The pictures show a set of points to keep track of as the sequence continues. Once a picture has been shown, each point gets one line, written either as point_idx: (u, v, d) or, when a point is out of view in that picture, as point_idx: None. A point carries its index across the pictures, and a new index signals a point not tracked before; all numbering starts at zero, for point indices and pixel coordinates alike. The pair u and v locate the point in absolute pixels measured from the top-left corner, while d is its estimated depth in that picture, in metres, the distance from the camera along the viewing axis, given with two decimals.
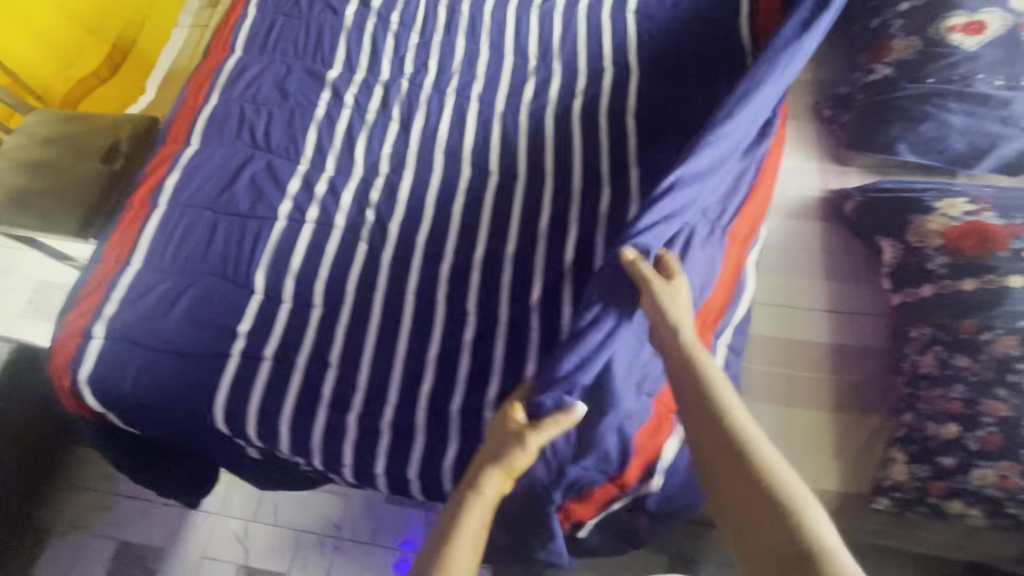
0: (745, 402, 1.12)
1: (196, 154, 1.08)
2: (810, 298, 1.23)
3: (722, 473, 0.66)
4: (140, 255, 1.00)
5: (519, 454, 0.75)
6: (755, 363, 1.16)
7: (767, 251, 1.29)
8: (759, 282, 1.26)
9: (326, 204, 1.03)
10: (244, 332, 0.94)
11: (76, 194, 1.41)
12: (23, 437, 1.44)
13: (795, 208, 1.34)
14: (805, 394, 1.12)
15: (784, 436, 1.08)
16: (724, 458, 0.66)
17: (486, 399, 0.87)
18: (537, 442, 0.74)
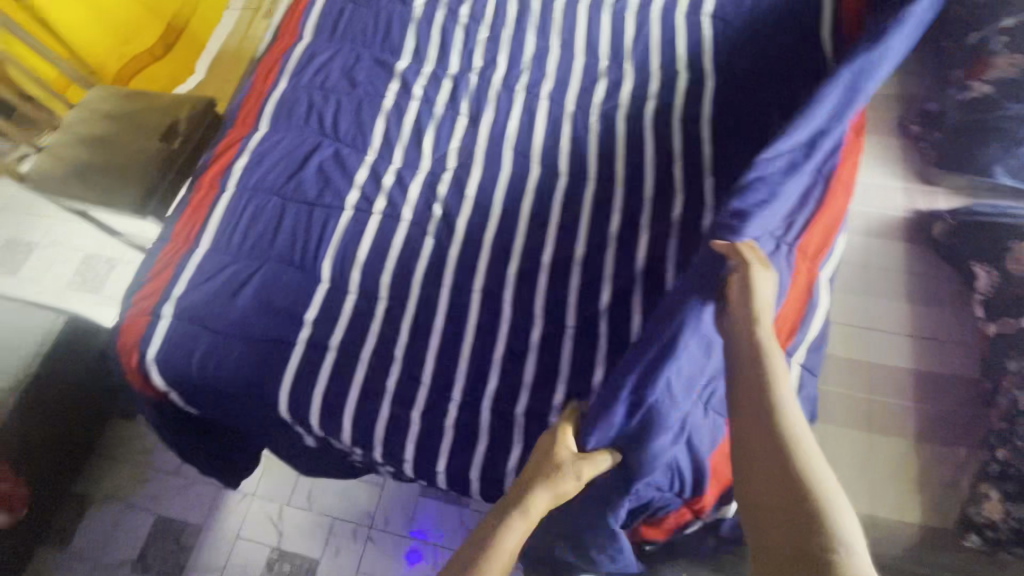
0: (826, 422, 1.23)
1: (265, 139, 1.08)
2: (893, 322, 1.34)
3: (760, 463, 0.67)
4: (208, 236, 1.00)
5: (567, 479, 0.74)
6: (835, 379, 1.28)
7: (849, 267, 1.43)
8: (841, 300, 1.38)
9: (394, 197, 1.03)
10: (311, 321, 0.94)
11: (138, 172, 1.45)
12: (72, 405, 1.47)
13: (877, 224, 1.47)
14: (887, 420, 1.22)
15: (867, 463, 1.17)
16: (769, 449, 0.67)
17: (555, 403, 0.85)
18: (587, 473, 0.74)
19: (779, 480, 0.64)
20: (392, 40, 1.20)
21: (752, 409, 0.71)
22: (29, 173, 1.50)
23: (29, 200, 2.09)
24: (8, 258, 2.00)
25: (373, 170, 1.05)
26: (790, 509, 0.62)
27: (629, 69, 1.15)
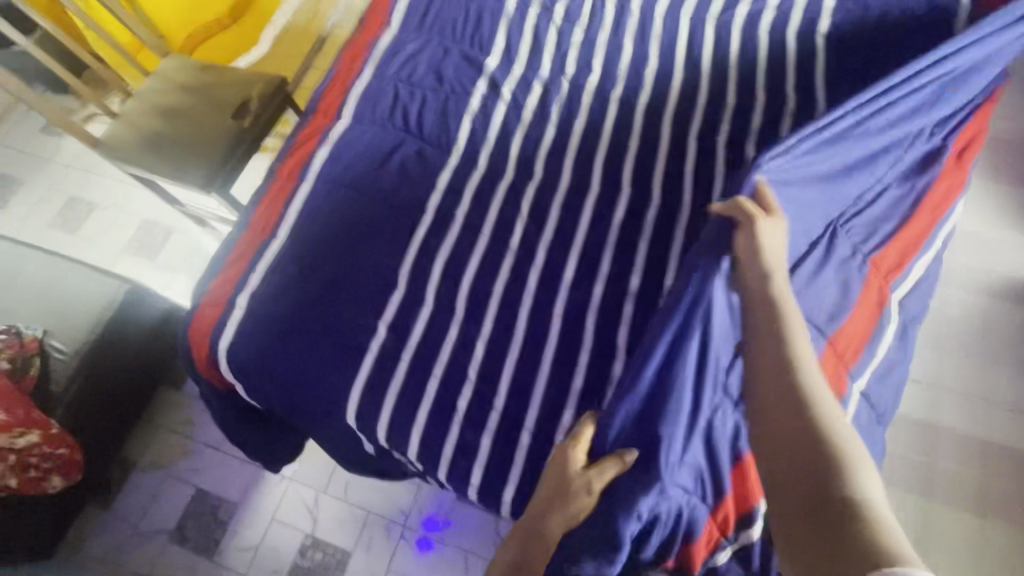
0: (947, 496, 1.31)
1: (347, 131, 1.06)
2: (1013, 395, 1.40)
3: (779, 428, 0.66)
4: (286, 228, 0.99)
5: (581, 497, 0.76)
6: (959, 453, 1.35)
7: (967, 333, 1.47)
8: (956, 369, 1.43)
9: (477, 204, 0.99)
10: (384, 328, 0.91)
11: (207, 149, 1.44)
12: (127, 374, 1.48)
13: (1000, 287, 1.51)
14: (1006, 498, 1.30)
15: (980, 544, 1.26)
16: (786, 412, 0.66)
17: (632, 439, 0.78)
18: (599, 489, 0.75)
19: (798, 444, 0.63)
20: (481, 36, 1.15)
21: (770, 376, 0.70)
22: (103, 140, 1.50)
23: (94, 160, 2.12)
24: (71, 216, 2.04)
25: (456, 175, 1.02)
26: (810, 472, 0.61)
27: (731, 86, 1.08)
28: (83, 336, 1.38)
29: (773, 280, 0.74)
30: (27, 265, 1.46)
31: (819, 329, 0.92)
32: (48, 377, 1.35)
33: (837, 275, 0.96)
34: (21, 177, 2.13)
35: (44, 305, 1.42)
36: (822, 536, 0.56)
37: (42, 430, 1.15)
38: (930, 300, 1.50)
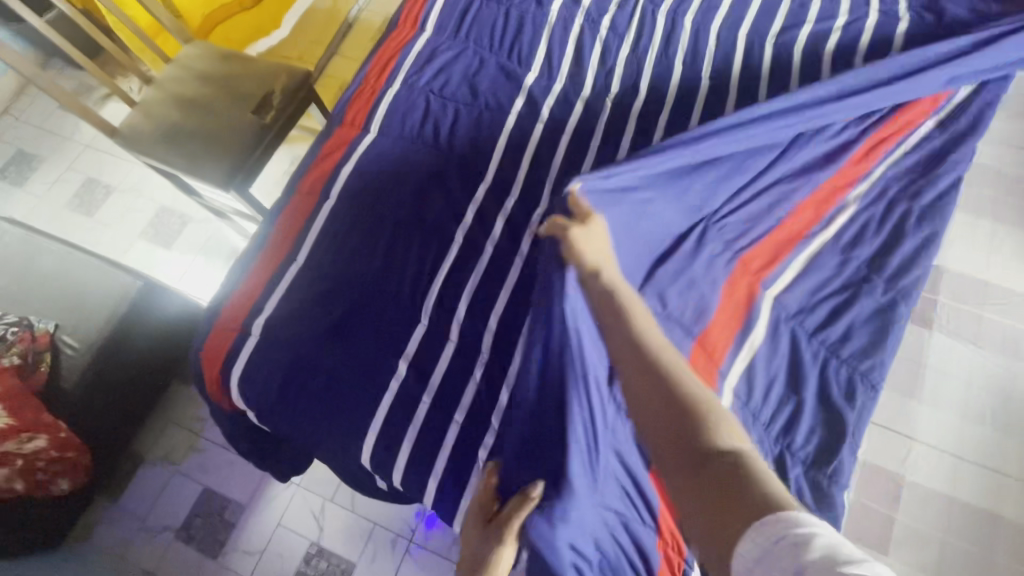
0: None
1: (374, 146, 1.00)
2: None
3: (650, 402, 0.63)
4: (307, 249, 0.94)
5: (497, 551, 0.73)
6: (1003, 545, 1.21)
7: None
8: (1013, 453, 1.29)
9: (508, 230, 0.94)
10: (406, 362, 0.86)
11: (228, 145, 1.39)
12: (140, 370, 1.46)
13: None
14: None
15: None
16: (648, 387, 0.63)
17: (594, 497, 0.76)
18: (512, 537, 0.72)
19: (670, 415, 0.60)
20: (520, 48, 1.10)
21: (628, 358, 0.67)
22: (122, 128, 1.45)
23: (112, 142, 2.08)
24: (88, 198, 2.00)
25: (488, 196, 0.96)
26: (684, 442, 0.58)
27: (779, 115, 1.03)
28: (96, 332, 1.35)
29: (603, 274, 0.75)
30: (43, 254, 1.42)
31: (684, 329, 1.00)
32: (59, 374, 1.32)
33: (702, 279, 1.04)
34: (40, 155, 2.10)
35: (58, 298, 1.38)
36: (719, 502, 0.52)
37: (48, 436, 1.13)
38: (987, 370, 1.37)
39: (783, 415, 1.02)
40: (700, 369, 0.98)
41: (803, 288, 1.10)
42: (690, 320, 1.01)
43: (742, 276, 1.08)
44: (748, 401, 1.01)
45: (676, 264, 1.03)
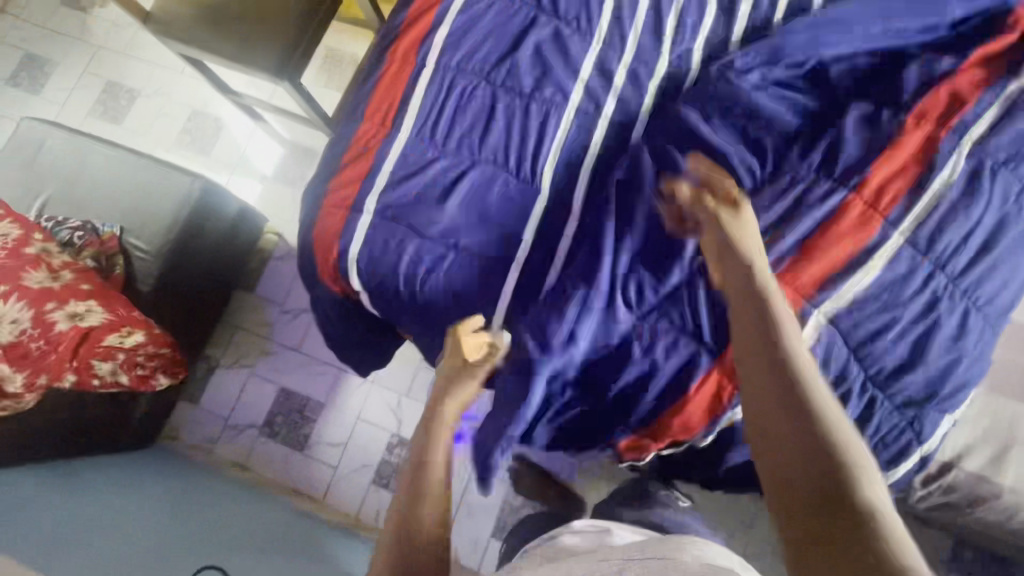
0: None
1: (468, 4, 0.89)
2: None
3: (766, 405, 0.59)
4: (409, 125, 0.85)
5: (468, 380, 0.76)
6: None
7: None
8: None
9: (625, 97, 0.86)
10: (529, 239, 0.83)
11: (275, 30, 1.28)
12: (207, 275, 1.44)
13: None
14: None
15: None
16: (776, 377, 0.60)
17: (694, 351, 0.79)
18: (483, 368, 0.76)
19: (790, 428, 0.56)
20: None
21: (756, 337, 0.64)
22: (155, 14, 1.32)
23: (128, 41, 1.92)
24: (114, 105, 1.89)
25: (601, 58, 0.87)
26: (798, 459, 0.55)
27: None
28: (163, 235, 1.31)
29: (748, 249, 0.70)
30: (98, 158, 1.36)
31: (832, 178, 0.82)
32: (133, 276, 1.29)
33: (852, 132, 0.83)
34: (52, 60, 1.94)
35: (118, 203, 1.33)
36: (814, 531, 0.50)
37: (146, 332, 1.11)
38: None
39: (964, 272, 0.80)
40: (854, 222, 0.80)
41: (1015, 128, 0.82)
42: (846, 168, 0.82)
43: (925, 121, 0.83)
44: (923, 254, 0.80)
45: (857, 116, 0.84)
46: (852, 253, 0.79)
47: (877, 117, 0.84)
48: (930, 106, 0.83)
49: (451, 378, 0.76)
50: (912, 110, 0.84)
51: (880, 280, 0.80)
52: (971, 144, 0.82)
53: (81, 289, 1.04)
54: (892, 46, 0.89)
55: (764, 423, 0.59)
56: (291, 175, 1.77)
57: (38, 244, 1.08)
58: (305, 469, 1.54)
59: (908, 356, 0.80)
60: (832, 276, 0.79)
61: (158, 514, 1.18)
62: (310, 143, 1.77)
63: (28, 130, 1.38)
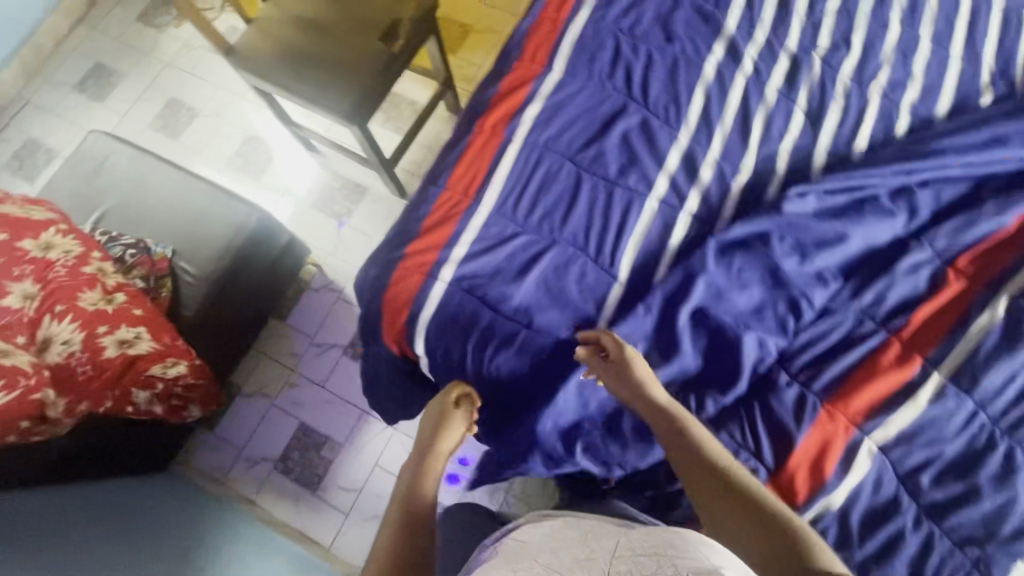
0: None
1: (561, 87, 0.91)
2: None
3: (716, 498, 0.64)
4: (491, 198, 0.85)
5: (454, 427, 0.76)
6: None
7: None
8: None
9: (710, 192, 0.86)
10: (603, 326, 0.80)
11: (351, 75, 1.31)
12: (248, 302, 1.43)
13: None
14: None
15: None
16: (705, 470, 0.66)
17: (756, 463, 0.75)
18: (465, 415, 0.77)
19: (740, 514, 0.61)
20: None
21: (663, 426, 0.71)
22: (237, 47, 1.36)
23: (196, 62, 1.98)
24: (172, 120, 1.92)
25: (688, 152, 0.88)
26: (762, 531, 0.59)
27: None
28: (213, 261, 1.32)
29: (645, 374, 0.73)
30: (160, 177, 1.37)
31: (875, 316, 0.81)
32: (179, 296, 1.28)
33: (903, 272, 0.81)
34: (119, 71, 2.00)
35: (172, 223, 1.33)
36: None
37: (189, 361, 1.08)
38: None
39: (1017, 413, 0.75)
40: (896, 356, 0.78)
41: None
42: (891, 303, 0.81)
43: (963, 278, 0.81)
44: (970, 392, 0.76)
45: (922, 250, 0.82)
46: (894, 393, 0.76)
47: (923, 265, 0.82)
48: (974, 261, 0.82)
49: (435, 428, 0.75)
50: (952, 263, 0.82)
51: (929, 415, 0.75)
52: (1011, 295, 0.79)
53: (133, 314, 1.02)
54: (986, 172, 0.85)
55: (708, 513, 0.64)
56: (336, 208, 1.77)
57: (95, 262, 1.05)
58: (315, 511, 1.49)
59: (963, 494, 0.73)
60: (877, 407, 0.76)
61: (151, 552, 1.05)
62: (360, 180, 1.79)
63: (95, 143, 1.40)
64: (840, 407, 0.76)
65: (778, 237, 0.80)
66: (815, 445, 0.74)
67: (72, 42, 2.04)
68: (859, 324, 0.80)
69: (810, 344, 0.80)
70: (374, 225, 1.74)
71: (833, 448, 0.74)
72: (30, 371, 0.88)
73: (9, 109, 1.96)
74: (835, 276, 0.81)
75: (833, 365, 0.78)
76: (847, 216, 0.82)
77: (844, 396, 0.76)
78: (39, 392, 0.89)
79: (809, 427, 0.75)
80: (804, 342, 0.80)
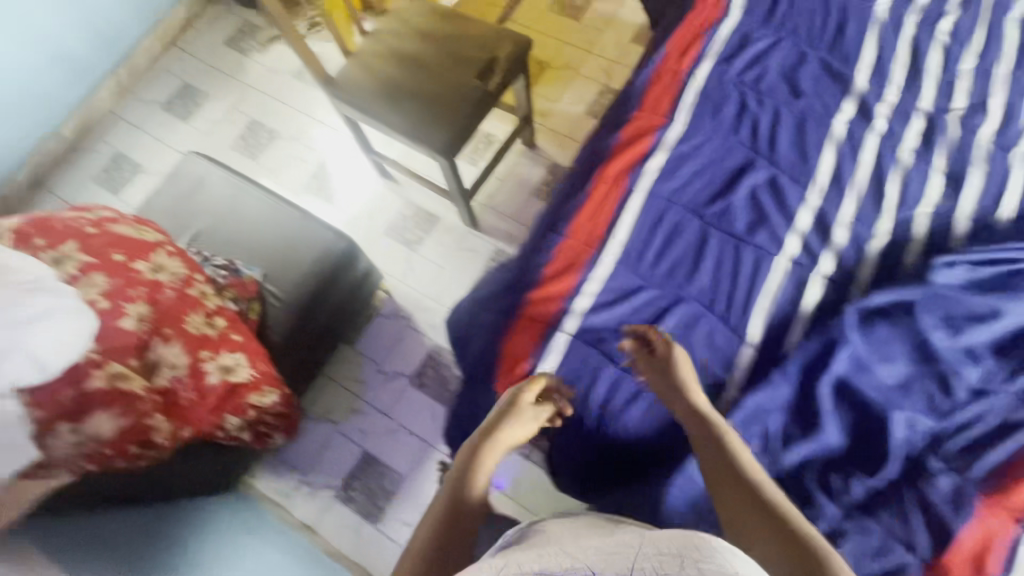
0: None
1: (686, 140, 0.90)
2: None
3: (733, 499, 0.65)
4: (615, 250, 0.84)
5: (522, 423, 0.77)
6: None
7: None
8: None
9: (844, 255, 0.82)
10: (734, 391, 0.77)
11: (447, 111, 1.32)
12: (326, 328, 1.44)
13: None
14: None
15: None
16: (733, 475, 0.66)
17: (904, 553, 0.71)
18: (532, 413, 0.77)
19: (755, 516, 0.62)
20: (847, 45, 0.95)
21: (696, 427, 0.72)
22: (337, 79, 1.40)
23: (278, 86, 2.04)
24: (253, 141, 1.98)
25: (820, 211, 0.85)
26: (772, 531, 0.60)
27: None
28: (300, 286, 1.33)
29: (685, 375, 0.74)
30: (253, 200, 1.40)
31: None
32: (265, 320, 1.29)
33: None
34: (205, 91, 2.07)
35: (262, 246, 1.35)
36: None
37: (279, 392, 1.12)
38: None
39: None
40: None
41: None
42: None
43: None
44: None
45: None
46: None
47: None
48: None
49: (502, 417, 0.77)
50: None
51: None
52: None
53: (234, 339, 1.04)
54: None
55: (728, 512, 0.65)
56: (408, 236, 1.78)
57: (196, 286, 1.08)
58: (375, 545, 1.45)
59: None
60: None
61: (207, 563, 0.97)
62: (433, 209, 1.80)
63: (191, 164, 1.44)
64: (1000, 503, 0.71)
65: (928, 311, 0.76)
66: (976, 541, 0.70)
67: (162, 63, 2.13)
68: (1014, 409, 0.75)
69: (965, 432, 0.75)
70: (444, 255, 1.75)
71: (995, 547, 0.69)
72: (144, 396, 0.86)
73: (102, 123, 2.04)
74: (988, 354, 0.77)
75: (992, 457, 0.74)
76: (1004, 291, 0.77)
77: (1008, 494, 0.71)
78: (152, 416, 0.88)
79: (970, 523, 0.70)
80: (956, 425, 0.75)
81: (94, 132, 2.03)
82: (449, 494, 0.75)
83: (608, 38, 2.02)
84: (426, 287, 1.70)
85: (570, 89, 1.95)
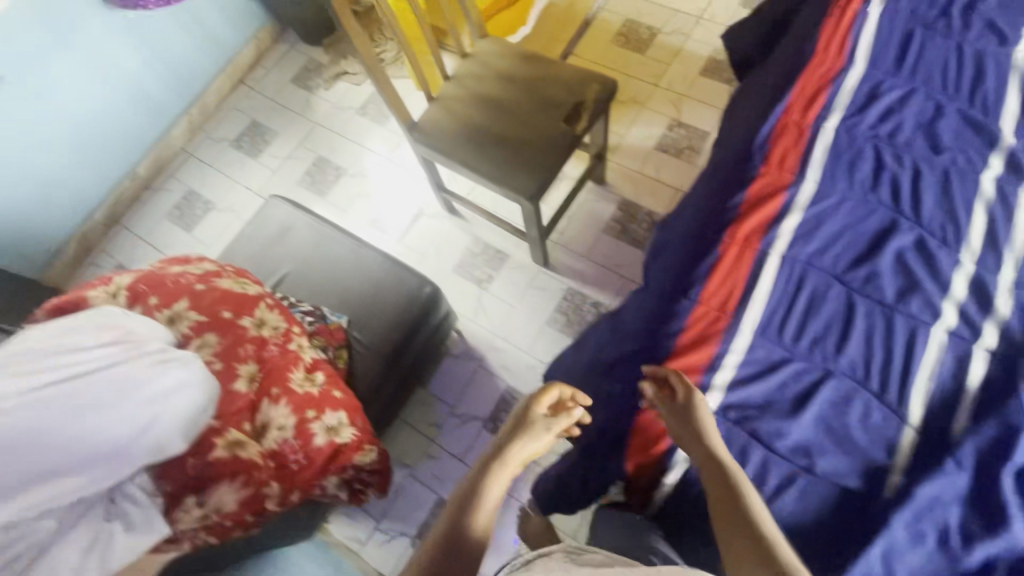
0: None
1: (821, 199, 0.85)
2: None
3: (740, 549, 0.62)
4: (753, 318, 0.79)
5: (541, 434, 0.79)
6: None
7: None
8: None
9: (1010, 326, 0.76)
10: (900, 478, 0.70)
11: (535, 156, 1.30)
12: (408, 375, 1.42)
13: None
14: None
15: None
16: (729, 500, 0.66)
17: None
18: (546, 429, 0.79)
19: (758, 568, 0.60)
20: (987, 94, 0.90)
21: (711, 471, 0.69)
22: (420, 123, 1.39)
23: (344, 123, 2.07)
24: (320, 178, 2.00)
25: (976, 277, 0.79)
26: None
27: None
28: (386, 334, 1.31)
29: (702, 416, 0.72)
30: (337, 244, 1.40)
31: None
32: (353, 369, 1.28)
33: None
34: (273, 129, 2.11)
35: (346, 292, 1.35)
36: None
37: (377, 448, 1.07)
38: None
39: None
40: None
41: None
42: None
43: None
44: None
45: None
46: None
47: None
48: None
49: (516, 432, 0.78)
50: None
51: None
52: None
53: (335, 396, 1.02)
54: None
55: (734, 560, 0.63)
56: (477, 274, 1.76)
57: (296, 339, 1.04)
58: None
59: None
60: None
61: None
62: (502, 246, 1.78)
63: (276, 209, 1.46)
64: None
65: None
66: None
67: (232, 100, 2.18)
68: None
69: None
70: (515, 293, 1.72)
71: None
72: (261, 465, 0.83)
73: (174, 160, 2.09)
74: None
75: None
76: None
77: None
78: (269, 484, 0.84)
79: None
80: None
81: (167, 170, 2.08)
82: (457, 509, 0.70)
83: (674, 71, 2.00)
84: (497, 327, 1.68)
85: (638, 123, 1.93)
